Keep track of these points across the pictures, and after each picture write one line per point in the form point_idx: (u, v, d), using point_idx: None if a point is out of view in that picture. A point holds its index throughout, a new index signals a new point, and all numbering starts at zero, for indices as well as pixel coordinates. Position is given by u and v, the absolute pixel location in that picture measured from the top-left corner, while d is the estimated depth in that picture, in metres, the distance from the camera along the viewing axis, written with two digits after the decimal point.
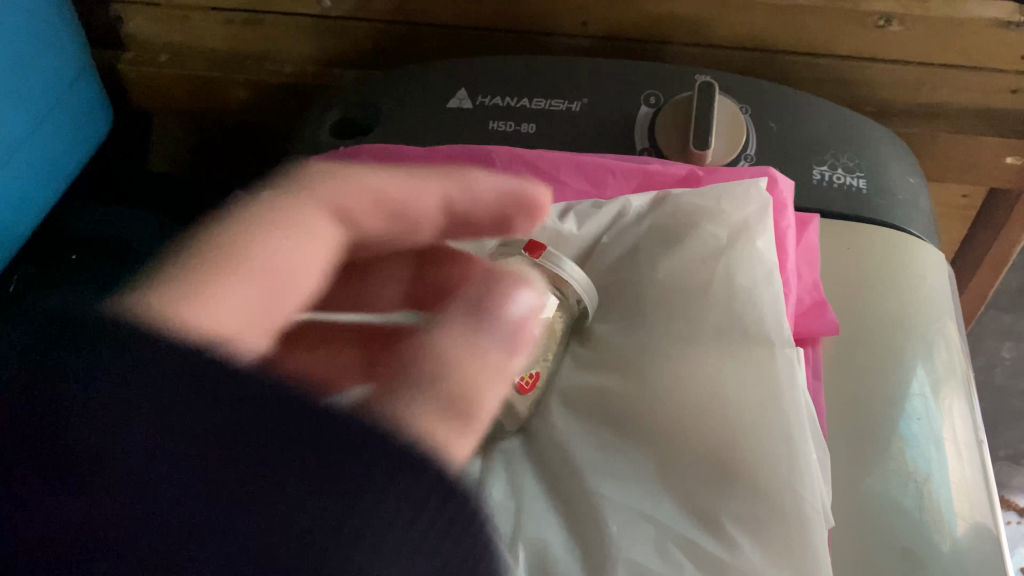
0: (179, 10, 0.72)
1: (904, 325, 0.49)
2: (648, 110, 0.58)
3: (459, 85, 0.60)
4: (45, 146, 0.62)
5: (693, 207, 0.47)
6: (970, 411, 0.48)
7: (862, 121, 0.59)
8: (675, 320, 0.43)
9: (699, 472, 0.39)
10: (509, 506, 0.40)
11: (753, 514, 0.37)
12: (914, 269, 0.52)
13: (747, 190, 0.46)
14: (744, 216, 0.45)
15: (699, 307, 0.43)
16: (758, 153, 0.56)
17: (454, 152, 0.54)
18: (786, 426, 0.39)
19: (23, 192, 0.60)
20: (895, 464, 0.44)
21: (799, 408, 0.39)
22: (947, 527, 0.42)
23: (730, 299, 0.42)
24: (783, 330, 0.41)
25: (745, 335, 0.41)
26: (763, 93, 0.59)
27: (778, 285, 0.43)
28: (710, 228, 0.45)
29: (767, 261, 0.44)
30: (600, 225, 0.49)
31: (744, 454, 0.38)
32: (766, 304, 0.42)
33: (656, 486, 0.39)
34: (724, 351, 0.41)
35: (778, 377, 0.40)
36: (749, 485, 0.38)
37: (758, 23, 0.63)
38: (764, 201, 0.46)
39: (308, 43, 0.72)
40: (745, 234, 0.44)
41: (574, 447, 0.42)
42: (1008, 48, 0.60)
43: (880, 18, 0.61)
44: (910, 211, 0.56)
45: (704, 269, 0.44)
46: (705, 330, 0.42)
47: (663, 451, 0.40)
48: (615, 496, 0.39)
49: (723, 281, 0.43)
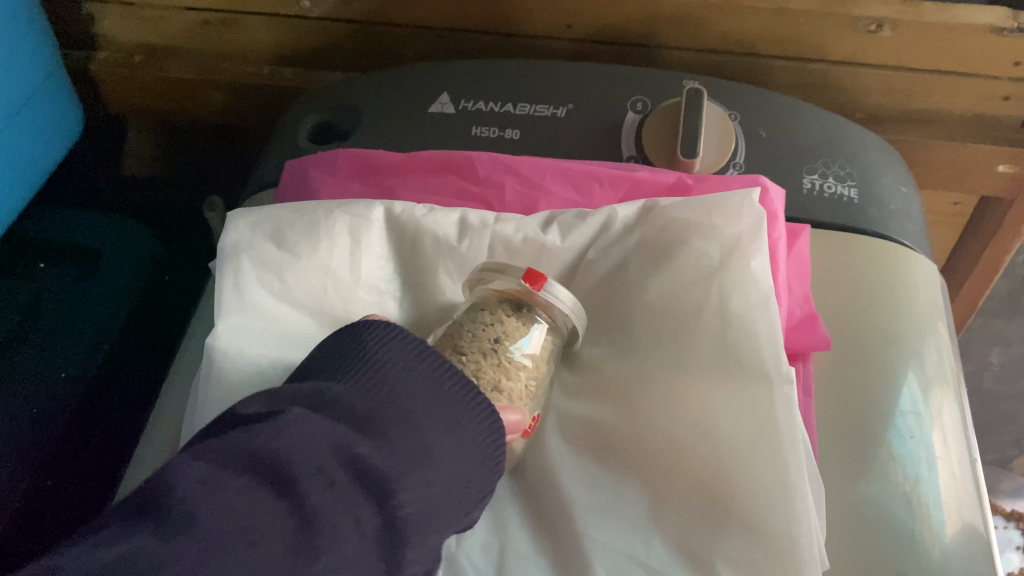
0: (152, 10, 0.70)
1: (895, 338, 0.48)
2: (635, 116, 0.56)
3: (441, 89, 0.58)
4: (24, 138, 0.61)
5: (683, 221, 0.44)
6: (960, 411, 0.47)
7: (853, 128, 0.58)
8: (669, 350, 0.43)
9: (691, 506, 0.39)
10: (493, 546, 0.39)
11: (748, 557, 0.37)
12: (905, 281, 0.51)
13: (739, 203, 0.43)
14: (736, 232, 0.43)
15: (692, 335, 0.42)
16: (748, 161, 0.55)
17: (435, 158, 0.52)
18: (778, 459, 0.38)
19: (5, 181, 0.60)
20: (886, 476, 0.43)
21: (797, 442, 0.38)
22: (938, 535, 0.41)
23: (724, 327, 0.41)
24: (779, 361, 0.39)
25: (741, 367, 0.40)
26: (753, 99, 0.58)
27: (774, 312, 0.41)
28: (699, 244, 0.44)
29: (761, 285, 0.42)
30: (586, 236, 0.46)
31: (738, 491, 0.38)
32: (762, 333, 0.40)
33: (648, 526, 0.39)
34: (721, 384, 0.41)
35: (774, 415, 0.39)
36: (743, 524, 0.38)
37: (747, 26, 0.61)
38: (757, 215, 0.43)
39: (284, 43, 0.70)
40: (738, 253, 0.43)
41: (565, 484, 0.41)
42: (1001, 53, 0.59)
43: (872, 22, 0.59)
44: (903, 221, 0.55)
45: (697, 290, 0.43)
46: (699, 360, 0.42)
47: (654, 490, 0.40)
48: (602, 536, 0.39)
49: (719, 307, 0.42)
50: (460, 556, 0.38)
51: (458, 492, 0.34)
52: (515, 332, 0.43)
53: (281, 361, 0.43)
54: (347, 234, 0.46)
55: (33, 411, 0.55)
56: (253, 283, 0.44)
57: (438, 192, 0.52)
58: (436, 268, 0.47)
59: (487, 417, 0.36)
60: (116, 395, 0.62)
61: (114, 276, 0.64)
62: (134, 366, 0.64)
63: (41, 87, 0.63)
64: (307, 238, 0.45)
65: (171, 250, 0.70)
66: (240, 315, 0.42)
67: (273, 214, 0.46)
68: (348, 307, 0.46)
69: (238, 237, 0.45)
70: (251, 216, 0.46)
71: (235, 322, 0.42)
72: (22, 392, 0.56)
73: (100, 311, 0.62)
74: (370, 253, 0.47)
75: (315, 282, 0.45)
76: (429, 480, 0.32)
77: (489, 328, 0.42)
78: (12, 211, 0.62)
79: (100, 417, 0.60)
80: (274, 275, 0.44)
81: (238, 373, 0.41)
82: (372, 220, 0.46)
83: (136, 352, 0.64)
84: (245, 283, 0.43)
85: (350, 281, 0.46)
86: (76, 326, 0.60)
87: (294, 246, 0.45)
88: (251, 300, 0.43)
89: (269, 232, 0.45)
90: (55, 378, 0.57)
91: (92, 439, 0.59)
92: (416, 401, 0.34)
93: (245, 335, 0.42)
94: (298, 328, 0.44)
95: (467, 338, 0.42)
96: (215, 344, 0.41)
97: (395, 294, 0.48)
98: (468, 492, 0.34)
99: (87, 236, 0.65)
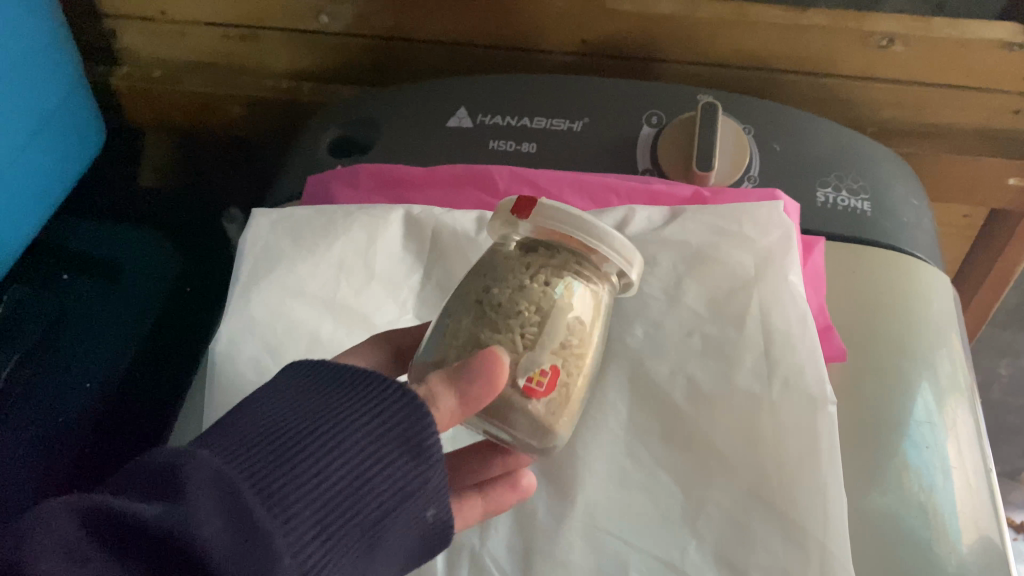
0: (173, 25, 0.71)
1: (909, 349, 0.48)
2: (651, 129, 0.57)
3: (458, 104, 0.59)
4: (48, 152, 0.62)
5: (716, 238, 0.48)
6: (973, 421, 0.47)
7: (865, 142, 0.59)
8: (701, 359, 0.45)
9: (726, 519, 0.41)
10: (517, 546, 0.41)
11: (778, 565, 0.39)
12: (918, 292, 0.51)
13: (770, 214, 0.47)
14: (768, 243, 0.47)
15: (735, 343, 0.45)
16: (761, 174, 0.56)
17: (455, 171, 0.53)
18: (817, 472, 0.40)
19: (30, 195, 0.61)
20: (900, 485, 0.43)
21: (835, 459, 0.40)
22: (953, 543, 0.42)
23: (767, 341, 0.44)
24: (824, 386, 0.41)
25: (786, 384, 0.42)
26: (766, 113, 0.58)
27: (811, 328, 0.43)
28: (738, 254, 0.47)
29: (798, 299, 0.45)
30: (603, 227, 0.50)
31: (778, 501, 0.40)
32: (803, 352, 0.43)
33: (682, 530, 0.41)
34: (764, 399, 0.42)
35: (818, 435, 0.40)
36: (781, 534, 0.39)
37: (760, 41, 0.62)
38: (785, 227, 0.47)
39: (301, 58, 0.72)
40: (773, 266, 0.46)
41: (583, 491, 0.42)
42: (1011, 68, 0.60)
43: (883, 37, 0.60)
44: (915, 233, 0.55)
45: (736, 301, 0.46)
46: (744, 372, 0.44)
47: (688, 496, 0.42)
48: (638, 541, 0.41)
49: (759, 319, 0.45)
50: (484, 556, 0.41)
51: (328, 521, 0.27)
52: (543, 272, 0.37)
53: (280, 356, 0.44)
54: (362, 232, 0.48)
55: (58, 420, 0.56)
56: (270, 279, 0.46)
57: (456, 204, 0.53)
58: (458, 271, 0.49)
59: (380, 422, 0.30)
60: (140, 400, 0.63)
61: (138, 287, 0.65)
62: (161, 369, 0.65)
63: (62, 104, 0.63)
64: (322, 236, 0.48)
65: (192, 261, 0.70)
66: (248, 309, 0.45)
67: (291, 213, 0.49)
68: (360, 299, 0.47)
69: (257, 230, 0.48)
70: (272, 214, 0.48)
71: (241, 316, 0.45)
72: (45, 404, 0.57)
73: (122, 324, 0.62)
74: (383, 250, 0.49)
75: (328, 276, 0.47)
76: (252, 520, 0.25)
77: (487, 280, 0.38)
78: (36, 224, 0.63)
79: (125, 422, 0.61)
80: (286, 269, 0.47)
81: (247, 360, 0.44)
82: (389, 220, 0.49)
83: (162, 353, 0.65)
84: (262, 279, 0.46)
85: (363, 276, 0.48)
86: (101, 336, 0.61)
87: (309, 244, 0.48)
88: (261, 294, 0.45)
89: (287, 230, 0.48)
90: (79, 388, 0.58)
91: (117, 442, 0.60)
92: (265, 433, 0.29)
93: (246, 329, 0.44)
94: (314, 322, 0.46)
95: (463, 297, 0.38)
96: (222, 335, 0.44)
97: (410, 286, 0.49)
98: (353, 519, 0.28)
99: (112, 249, 0.67)
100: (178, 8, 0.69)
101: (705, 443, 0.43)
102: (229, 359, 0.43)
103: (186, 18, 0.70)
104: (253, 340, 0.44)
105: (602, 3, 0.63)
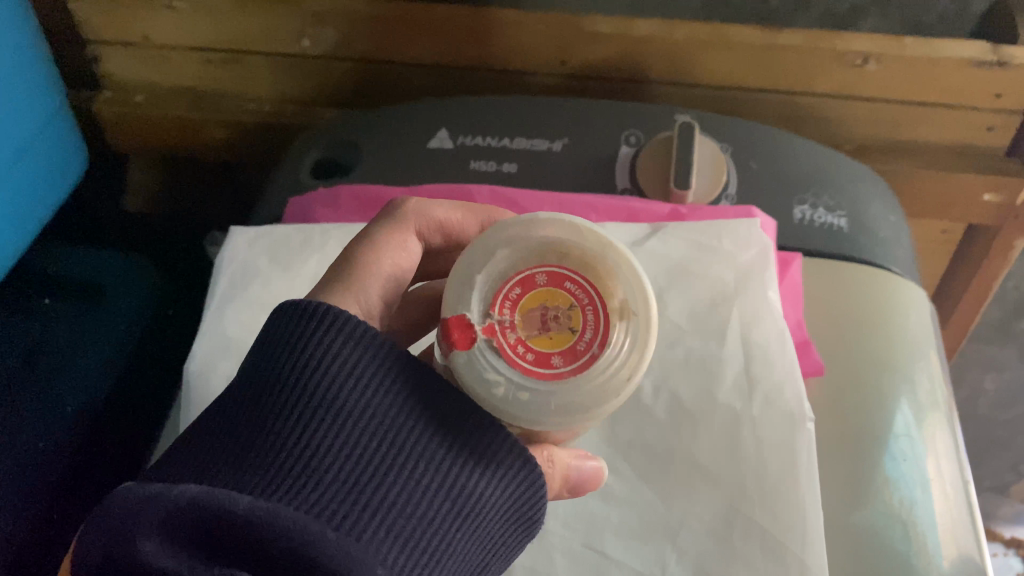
0: (157, 49, 0.72)
1: (891, 365, 0.49)
2: (629, 149, 0.57)
3: (439, 125, 0.59)
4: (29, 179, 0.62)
5: (694, 254, 0.49)
6: (952, 441, 0.48)
7: (843, 160, 0.59)
8: (683, 373, 0.45)
9: (707, 538, 0.41)
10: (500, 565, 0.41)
11: None
12: (898, 308, 0.52)
13: (748, 232, 0.48)
14: (748, 259, 0.48)
15: (716, 357, 0.45)
16: (739, 193, 0.56)
17: (436, 191, 0.54)
18: (797, 497, 0.40)
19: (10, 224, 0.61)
20: (883, 502, 0.43)
21: (812, 480, 0.40)
22: (932, 559, 0.42)
23: (748, 358, 0.45)
24: (802, 404, 0.42)
25: (768, 401, 0.43)
26: (744, 132, 0.59)
27: (790, 346, 0.44)
28: (718, 269, 0.48)
29: (776, 316, 0.46)
30: None
31: (758, 518, 0.40)
32: (782, 369, 0.43)
33: (664, 544, 0.41)
34: (745, 416, 0.43)
35: (797, 454, 0.41)
36: (764, 558, 0.39)
37: (736, 62, 0.63)
38: (763, 244, 0.47)
39: (286, 81, 0.72)
40: (753, 280, 0.47)
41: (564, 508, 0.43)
42: (983, 85, 0.61)
43: (858, 56, 0.61)
44: (892, 248, 0.56)
45: (716, 314, 0.47)
46: (725, 387, 0.44)
47: (672, 516, 0.42)
48: (620, 555, 0.41)
49: (740, 335, 0.45)
50: None
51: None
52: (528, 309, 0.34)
53: None
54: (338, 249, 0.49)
55: (40, 444, 0.56)
56: (243, 299, 0.47)
57: None
58: None
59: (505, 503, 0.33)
60: (122, 426, 0.62)
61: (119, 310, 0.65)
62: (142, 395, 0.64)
63: (41, 130, 0.63)
64: (299, 256, 0.49)
65: (173, 285, 0.69)
66: (222, 329, 0.46)
67: (271, 231, 0.50)
68: None
69: (235, 249, 0.49)
70: (251, 232, 0.50)
71: (215, 336, 0.46)
72: (26, 429, 0.57)
73: (106, 347, 0.62)
74: None
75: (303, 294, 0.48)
76: None
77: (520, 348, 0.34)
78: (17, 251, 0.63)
79: (107, 446, 0.61)
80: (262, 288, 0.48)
81: (222, 381, 0.44)
82: None
83: (141, 378, 0.65)
84: (237, 300, 0.47)
85: None
86: (82, 355, 0.61)
87: (286, 263, 0.49)
88: (233, 315, 0.47)
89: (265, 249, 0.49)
90: (60, 413, 0.58)
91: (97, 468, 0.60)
92: (302, 451, 0.30)
93: (220, 349, 0.45)
94: None
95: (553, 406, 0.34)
96: (193, 358, 0.45)
97: None
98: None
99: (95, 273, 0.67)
100: (160, 32, 0.70)
101: (687, 459, 0.43)
102: (202, 378, 0.44)
103: (170, 43, 0.71)
104: (221, 360, 0.45)
105: (580, 24, 0.64)
